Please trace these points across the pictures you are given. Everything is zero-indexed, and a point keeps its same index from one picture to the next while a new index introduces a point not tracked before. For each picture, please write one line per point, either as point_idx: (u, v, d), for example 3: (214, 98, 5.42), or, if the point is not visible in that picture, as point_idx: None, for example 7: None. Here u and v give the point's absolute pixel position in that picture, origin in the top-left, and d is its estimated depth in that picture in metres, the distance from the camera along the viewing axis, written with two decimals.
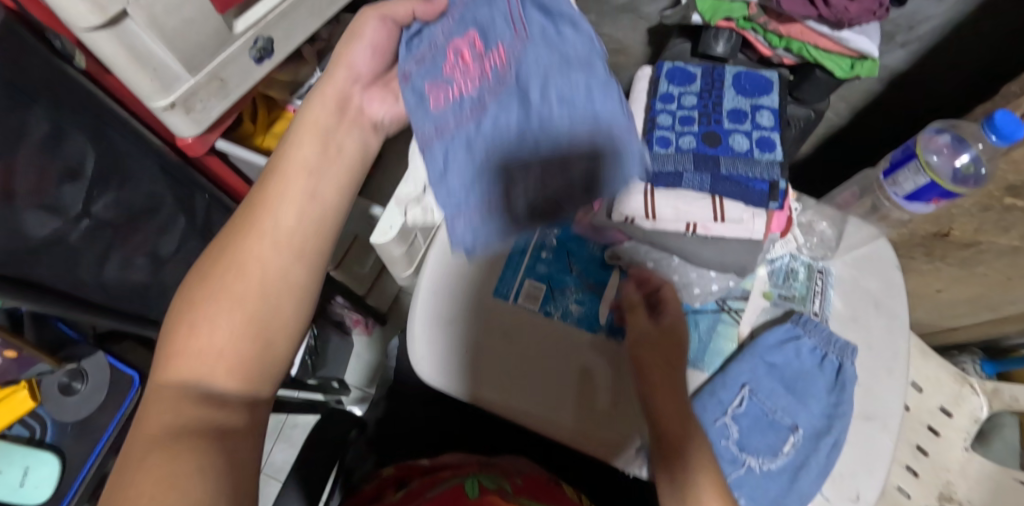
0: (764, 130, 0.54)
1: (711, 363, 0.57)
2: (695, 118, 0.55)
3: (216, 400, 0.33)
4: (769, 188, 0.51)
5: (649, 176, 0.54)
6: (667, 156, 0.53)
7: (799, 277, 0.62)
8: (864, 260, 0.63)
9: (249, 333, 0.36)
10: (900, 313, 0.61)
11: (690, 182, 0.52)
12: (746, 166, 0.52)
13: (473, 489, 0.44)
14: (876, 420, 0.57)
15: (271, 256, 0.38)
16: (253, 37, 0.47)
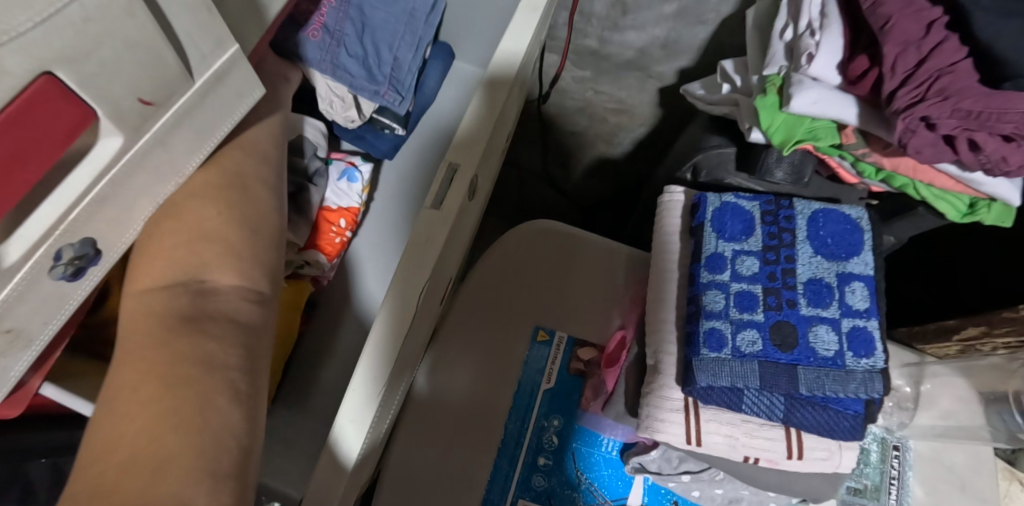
0: (856, 317, 0.37)
1: None
2: (758, 296, 0.38)
3: (202, 320, 0.27)
4: (864, 410, 0.36)
5: (696, 394, 0.37)
6: (724, 366, 0.36)
7: (872, 457, 0.48)
8: (945, 423, 0.50)
9: (216, 235, 0.29)
10: (989, 494, 0.49)
11: (753, 406, 0.36)
12: (837, 384, 0.35)
13: None
14: None
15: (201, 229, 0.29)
16: (47, 247, 0.20)
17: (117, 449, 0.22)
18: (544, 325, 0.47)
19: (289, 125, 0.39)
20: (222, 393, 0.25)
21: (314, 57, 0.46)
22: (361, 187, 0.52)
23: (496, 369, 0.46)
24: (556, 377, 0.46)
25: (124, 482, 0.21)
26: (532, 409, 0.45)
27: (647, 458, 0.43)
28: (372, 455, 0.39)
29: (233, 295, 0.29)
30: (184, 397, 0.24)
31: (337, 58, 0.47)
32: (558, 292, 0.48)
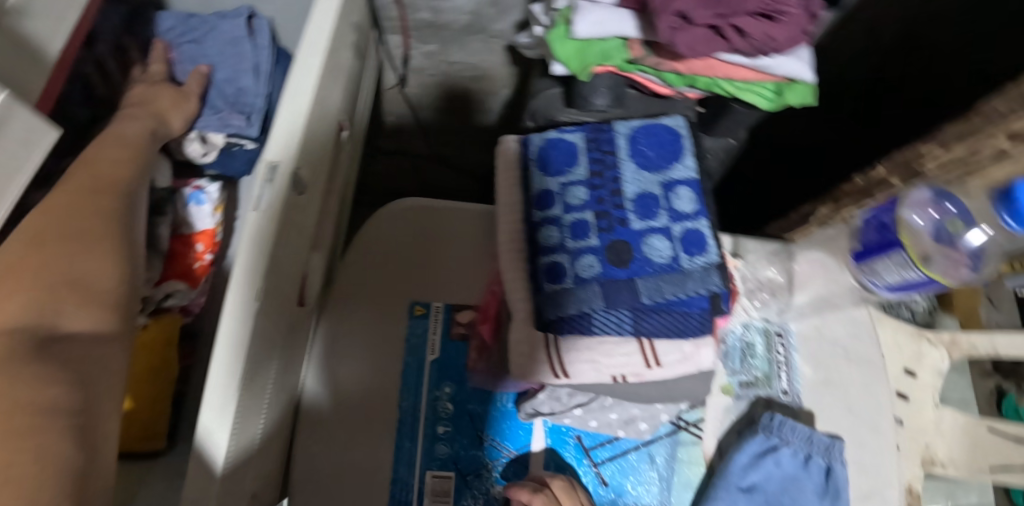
0: (685, 220, 0.38)
1: (681, 502, 0.46)
2: (591, 221, 0.39)
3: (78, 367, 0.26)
4: (709, 306, 0.37)
5: (550, 328, 0.37)
6: (567, 294, 0.37)
7: (758, 350, 0.50)
8: (819, 299, 0.53)
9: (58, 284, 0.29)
10: (869, 356, 0.53)
11: (605, 327, 0.37)
12: (673, 286, 0.37)
13: None
14: (873, 497, 0.50)
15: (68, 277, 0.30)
16: None
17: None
18: (419, 299, 0.48)
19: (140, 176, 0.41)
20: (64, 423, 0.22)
21: None
22: (213, 208, 0.50)
23: (383, 352, 0.47)
24: (439, 344, 0.47)
25: None
26: (421, 382, 0.46)
27: (538, 401, 0.44)
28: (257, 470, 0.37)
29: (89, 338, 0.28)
30: (34, 422, 0.21)
31: None
32: (428, 263, 0.49)
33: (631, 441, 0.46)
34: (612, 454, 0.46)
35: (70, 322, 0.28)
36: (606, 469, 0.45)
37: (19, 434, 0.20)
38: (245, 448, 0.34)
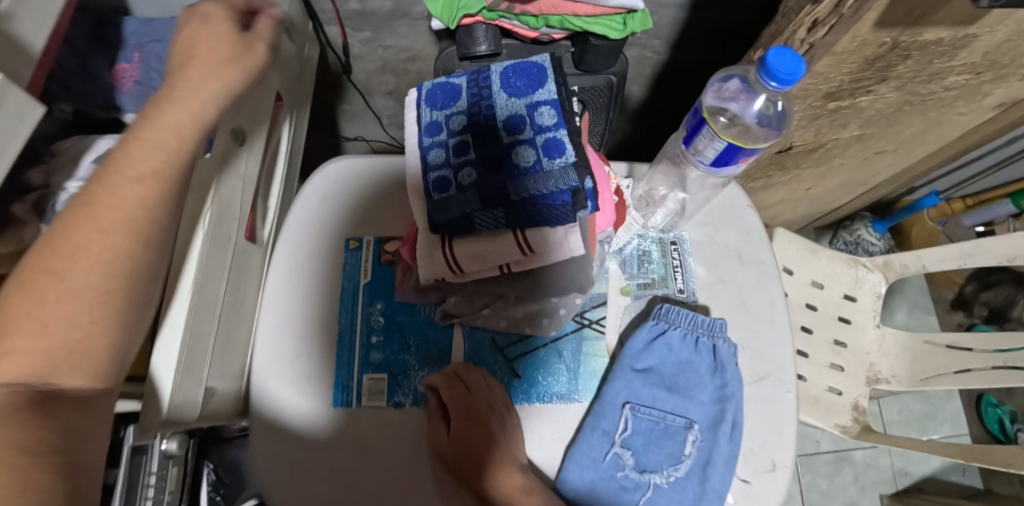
0: (547, 131, 0.46)
1: (587, 389, 0.52)
2: (470, 142, 0.47)
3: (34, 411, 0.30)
4: (571, 199, 0.44)
5: (439, 230, 0.45)
6: (451, 200, 0.45)
7: (653, 257, 0.57)
8: (711, 211, 0.60)
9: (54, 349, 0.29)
10: (763, 257, 0.59)
11: (483, 223, 0.45)
12: (537, 182, 0.44)
13: None
14: (770, 377, 0.55)
15: (61, 321, 0.29)
16: None
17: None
18: (353, 236, 0.57)
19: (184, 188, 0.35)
20: None
21: (130, 105, 0.60)
22: None
23: (321, 281, 0.55)
24: (372, 270, 0.55)
25: None
26: (357, 301, 0.54)
27: (453, 306, 0.52)
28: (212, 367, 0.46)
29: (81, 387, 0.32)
30: None
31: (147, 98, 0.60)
32: (352, 209, 0.59)
33: (540, 338, 0.53)
34: (525, 350, 0.53)
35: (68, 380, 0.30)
36: (520, 362, 0.53)
37: None
38: (200, 350, 0.44)
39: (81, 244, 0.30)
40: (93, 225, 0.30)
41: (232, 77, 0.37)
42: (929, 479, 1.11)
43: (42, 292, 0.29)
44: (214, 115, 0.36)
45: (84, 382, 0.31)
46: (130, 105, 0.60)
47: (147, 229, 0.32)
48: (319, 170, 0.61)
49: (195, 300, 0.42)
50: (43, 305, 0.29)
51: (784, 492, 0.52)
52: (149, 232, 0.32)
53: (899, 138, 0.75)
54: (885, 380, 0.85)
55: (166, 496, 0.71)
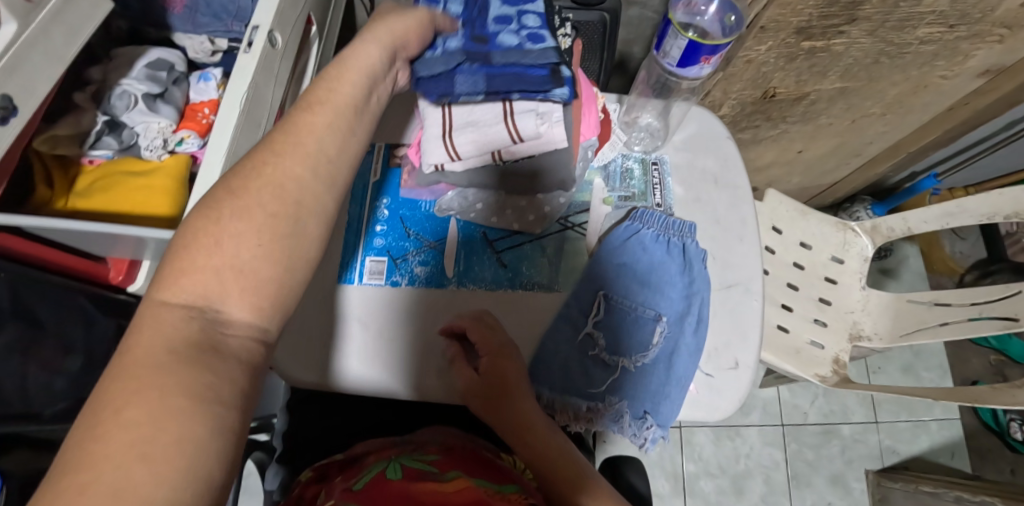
0: (532, 28, 0.51)
1: (567, 281, 0.58)
2: (461, 21, 0.52)
3: (208, 350, 0.28)
4: (549, 74, 0.49)
5: (421, 88, 0.49)
6: (436, 60, 0.49)
7: (636, 174, 0.63)
8: (692, 139, 0.65)
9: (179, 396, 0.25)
10: (739, 182, 0.64)
11: (462, 85, 0.49)
12: (517, 56, 0.49)
13: (394, 471, 0.51)
14: (737, 286, 0.60)
15: (228, 270, 0.31)
16: None
17: (88, 469, 0.22)
18: None
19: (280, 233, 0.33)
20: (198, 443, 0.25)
21: (181, 28, 0.68)
22: (217, 85, 0.67)
23: None
24: (381, 171, 0.62)
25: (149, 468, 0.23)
26: (365, 196, 0.61)
27: (452, 200, 0.60)
28: None
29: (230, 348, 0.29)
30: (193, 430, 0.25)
31: (196, 22, 0.67)
32: None
33: (526, 235, 0.59)
34: (512, 245, 0.59)
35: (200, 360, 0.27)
36: (505, 254, 0.58)
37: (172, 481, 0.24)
38: None
39: (250, 207, 0.33)
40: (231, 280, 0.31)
41: (371, 51, 0.43)
42: (919, 460, 1.11)
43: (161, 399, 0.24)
44: (359, 105, 0.41)
45: (251, 315, 0.31)
46: (183, 28, 0.67)
47: (304, 201, 0.35)
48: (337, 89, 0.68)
49: (227, 172, 0.51)
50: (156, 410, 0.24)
51: (746, 388, 0.55)
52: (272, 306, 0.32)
53: (882, 98, 0.79)
54: (868, 337, 0.87)
55: None
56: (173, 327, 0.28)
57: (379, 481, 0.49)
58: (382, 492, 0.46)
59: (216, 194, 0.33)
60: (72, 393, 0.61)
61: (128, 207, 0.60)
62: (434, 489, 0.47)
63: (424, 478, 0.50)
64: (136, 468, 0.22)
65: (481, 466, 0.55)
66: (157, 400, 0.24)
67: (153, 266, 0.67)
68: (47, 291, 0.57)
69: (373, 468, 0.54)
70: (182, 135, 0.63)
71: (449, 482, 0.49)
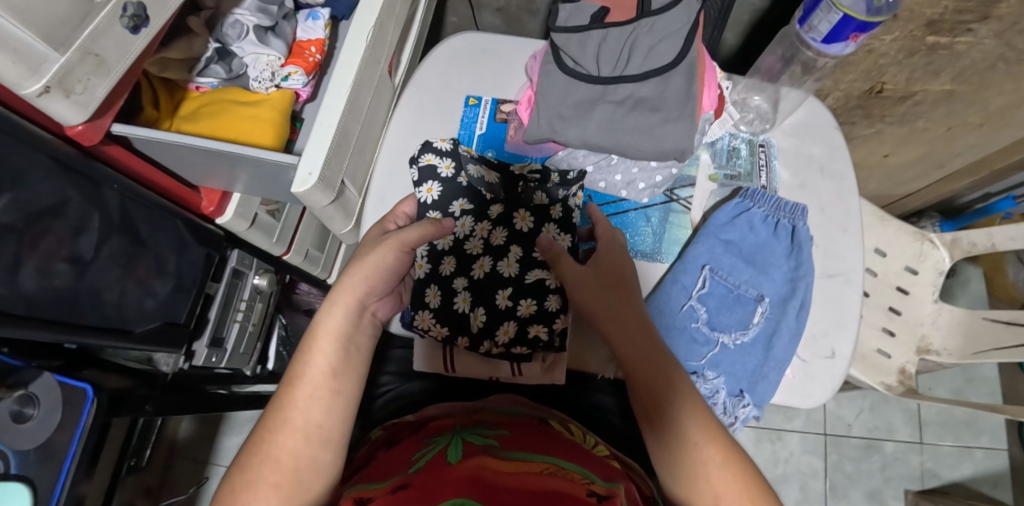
0: None
1: (670, 252, 0.57)
2: None
3: (317, 447, 0.40)
4: None
5: None
6: None
7: (742, 153, 0.62)
8: (802, 126, 0.63)
9: (292, 477, 0.38)
10: (846, 173, 0.62)
11: None
12: None
13: (454, 452, 0.47)
14: (839, 277, 0.59)
15: (328, 381, 0.41)
16: None
17: (253, 479, 0.37)
18: (471, 95, 0.64)
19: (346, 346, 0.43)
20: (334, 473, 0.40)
21: None
22: (324, 25, 0.67)
23: (442, 133, 0.62)
24: (486, 127, 0.62)
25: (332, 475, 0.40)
26: (470, 148, 0.62)
27: (561, 159, 0.59)
28: (348, 164, 0.53)
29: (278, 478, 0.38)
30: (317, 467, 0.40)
31: None
32: (467, 76, 0.65)
33: (632, 203, 0.58)
34: (616, 212, 0.58)
35: (280, 461, 0.38)
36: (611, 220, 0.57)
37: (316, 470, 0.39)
38: (341, 162, 0.51)
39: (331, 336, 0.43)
40: (333, 379, 0.42)
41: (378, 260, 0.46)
42: (959, 486, 1.08)
43: (272, 477, 0.37)
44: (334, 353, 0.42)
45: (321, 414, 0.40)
46: None
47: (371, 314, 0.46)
48: (439, 47, 0.68)
49: (350, 108, 0.51)
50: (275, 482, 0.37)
51: (841, 377, 0.55)
52: (336, 414, 0.41)
53: (986, 108, 0.77)
54: (936, 352, 0.85)
55: (251, 323, 0.77)
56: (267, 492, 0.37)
57: (439, 464, 0.45)
58: (447, 476, 0.42)
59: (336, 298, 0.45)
60: (159, 314, 0.61)
61: (233, 135, 0.60)
62: (495, 469, 0.44)
63: (491, 455, 0.46)
64: (289, 471, 0.38)
65: (545, 440, 0.51)
66: (283, 470, 0.38)
67: (243, 200, 0.68)
68: (153, 211, 0.58)
69: (436, 443, 0.50)
70: (289, 70, 0.63)
71: (518, 462, 0.46)
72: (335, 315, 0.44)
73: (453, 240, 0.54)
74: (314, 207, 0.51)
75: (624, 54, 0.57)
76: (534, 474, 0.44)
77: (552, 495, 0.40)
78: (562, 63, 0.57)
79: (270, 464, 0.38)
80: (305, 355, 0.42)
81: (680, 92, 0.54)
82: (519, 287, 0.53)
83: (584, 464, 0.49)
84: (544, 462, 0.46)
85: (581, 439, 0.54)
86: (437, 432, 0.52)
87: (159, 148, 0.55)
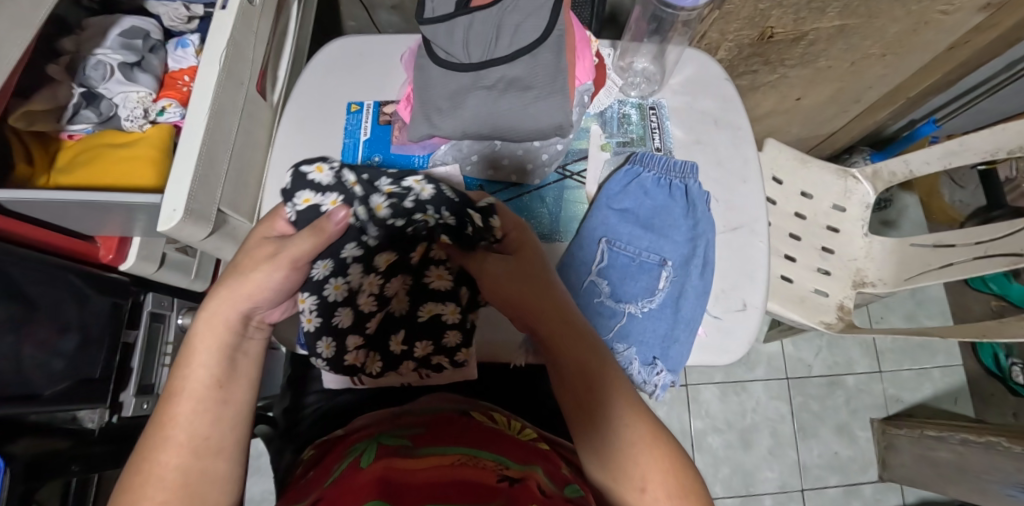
0: None
1: (569, 230, 0.58)
2: None
3: (212, 455, 0.37)
4: None
5: None
6: None
7: (633, 119, 0.61)
8: (690, 81, 0.63)
9: (182, 493, 0.35)
10: (739, 123, 0.62)
11: None
12: None
13: (366, 457, 0.45)
14: (742, 229, 0.58)
15: (217, 387, 0.38)
16: None
17: (135, 503, 0.33)
18: (352, 101, 0.62)
19: (233, 343, 0.40)
20: (233, 483, 0.38)
21: None
22: (196, 51, 0.65)
23: (327, 145, 0.61)
24: (371, 131, 0.61)
25: (228, 485, 0.38)
26: (357, 156, 0.60)
27: (447, 153, 0.59)
28: (223, 193, 0.52)
29: (163, 497, 0.34)
30: (212, 481, 0.37)
31: None
32: (347, 82, 0.63)
33: (526, 186, 0.59)
34: (511, 197, 0.59)
35: (166, 475, 0.35)
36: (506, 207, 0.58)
37: (213, 482, 0.37)
38: (212, 191, 0.50)
39: (219, 337, 0.40)
40: (216, 383, 0.38)
41: (269, 276, 0.40)
42: (922, 407, 1.11)
43: (156, 495, 0.34)
44: (221, 356, 0.39)
45: (208, 425, 0.37)
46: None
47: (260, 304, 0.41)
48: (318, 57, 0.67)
49: (212, 134, 0.49)
50: (163, 498, 0.34)
51: (754, 329, 0.55)
52: (229, 417, 0.39)
53: (883, 37, 0.77)
54: (872, 283, 0.87)
55: (183, 364, 0.76)
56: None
57: (349, 472, 0.43)
58: (344, 485, 0.40)
59: (217, 297, 0.40)
60: (70, 373, 0.59)
61: (110, 178, 0.57)
62: (400, 467, 0.41)
63: (402, 455, 0.44)
64: (178, 489, 0.35)
65: (466, 432, 0.49)
66: (173, 486, 0.35)
67: (145, 242, 0.65)
68: (37, 269, 0.55)
69: (352, 452, 0.48)
70: (163, 104, 0.62)
71: (428, 457, 0.43)
72: (221, 312, 0.40)
73: (347, 291, 0.47)
74: (191, 242, 0.50)
75: (494, 38, 0.54)
76: (442, 466, 0.41)
77: (446, 485, 0.37)
78: (434, 56, 0.56)
79: (155, 481, 0.35)
80: (185, 361, 0.38)
81: (551, 68, 0.53)
82: (412, 329, 0.54)
83: (506, 449, 0.46)
84: (456, 453, 0.43)
85: (506, 427, 0.52)
86: (357, 442, 0.50)
87: (32, 206, 0.54)
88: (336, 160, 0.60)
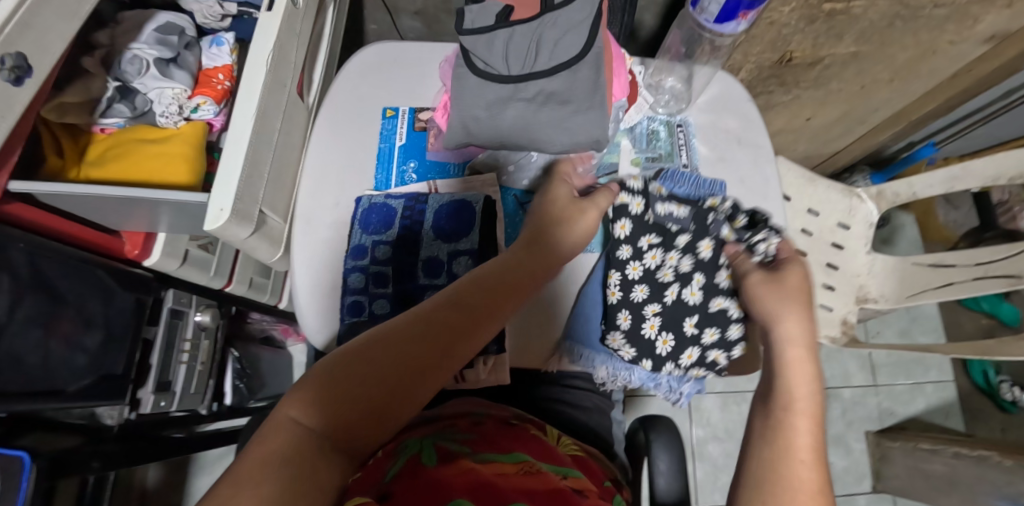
0: None
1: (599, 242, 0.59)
2: None
3: (369, 408, 0.35)
4: None
5: None
6: None
7: (661, 135, 0.63)
8: (716, 100, 0.65)
9: (331, 421, 0.33)
10: (762, 142, 0.64)
11: None
12: None
13: (427, 456, 0.44)
14: None
15: (405, 338, 0.38)
16: None
17: (293, 409, 0.33)
18: (387, 106, 0.63)
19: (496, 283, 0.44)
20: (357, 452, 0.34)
21: None
22: (231, 50, 0.65)
23: (362, 148, 0.62)
24: (406, 137, 0.62)
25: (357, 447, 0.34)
26: (391, 161, 0.61)
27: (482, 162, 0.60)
28: (264, 194, 0.52)
29: (309, 419, 0.33)
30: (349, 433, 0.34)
31: None
32: (382, 87, 0.64)
33: None
34: None
35: (321, 398, 0.33)
36: None
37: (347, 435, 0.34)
38: (254, 192, 0.50)
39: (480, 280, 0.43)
40: (410, 338, 0.38)
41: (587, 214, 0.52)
42: (914, 420, 1.14)
43: (312, 407, 0.33)
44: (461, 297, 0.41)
45: (378, 370, 0.36)
46: None
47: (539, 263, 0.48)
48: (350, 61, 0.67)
49: (257, 135, 0.50)
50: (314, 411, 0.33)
51: None
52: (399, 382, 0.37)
53: (893, 64, 0.80)
54: (874, 299, 0.90)
55: (199, 361, 0.76)
56: (253, 470, 0.28)
57: (415, 468, 0.42)
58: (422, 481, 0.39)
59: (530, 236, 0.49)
60: (93, 369, 0.59)
61: (145, 175, 0.57)
62: (473, 470, 0.41)
63: (466, 458, 0.44)
64: (329, 417, 0.33)
65: (514, 440, 0.50)
66: (326, 410, 0.33)
67: (169, 238, 0.65)
68: (66, 263, 0.55)
69: (403, 448, 0.46)
70: (198, 101, 0.62)
71: (491, 463, 0.43)
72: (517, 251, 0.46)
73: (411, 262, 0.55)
74: (232, 241, 0.50)
75: (533, 51, 0.56)
76: (511, 475, 0.42)
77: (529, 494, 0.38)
78: (473, 66, 0.57)
79: (312, 399, 0.33)
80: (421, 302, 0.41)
81: (590, 83, 0.55)
82: None
83: (557, 461, 0.48)
84: (516, 463, 0.44)
85: (548, 437, 0.54)
86: (404, 439, 0.48)
87: (65, 200, 0.53)
88: (371, 164, 0.61)
